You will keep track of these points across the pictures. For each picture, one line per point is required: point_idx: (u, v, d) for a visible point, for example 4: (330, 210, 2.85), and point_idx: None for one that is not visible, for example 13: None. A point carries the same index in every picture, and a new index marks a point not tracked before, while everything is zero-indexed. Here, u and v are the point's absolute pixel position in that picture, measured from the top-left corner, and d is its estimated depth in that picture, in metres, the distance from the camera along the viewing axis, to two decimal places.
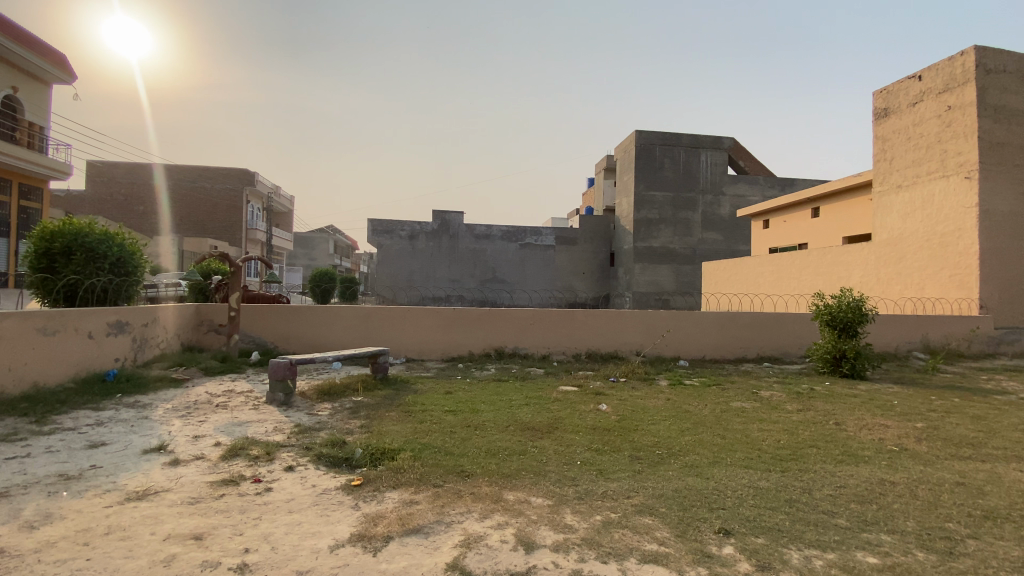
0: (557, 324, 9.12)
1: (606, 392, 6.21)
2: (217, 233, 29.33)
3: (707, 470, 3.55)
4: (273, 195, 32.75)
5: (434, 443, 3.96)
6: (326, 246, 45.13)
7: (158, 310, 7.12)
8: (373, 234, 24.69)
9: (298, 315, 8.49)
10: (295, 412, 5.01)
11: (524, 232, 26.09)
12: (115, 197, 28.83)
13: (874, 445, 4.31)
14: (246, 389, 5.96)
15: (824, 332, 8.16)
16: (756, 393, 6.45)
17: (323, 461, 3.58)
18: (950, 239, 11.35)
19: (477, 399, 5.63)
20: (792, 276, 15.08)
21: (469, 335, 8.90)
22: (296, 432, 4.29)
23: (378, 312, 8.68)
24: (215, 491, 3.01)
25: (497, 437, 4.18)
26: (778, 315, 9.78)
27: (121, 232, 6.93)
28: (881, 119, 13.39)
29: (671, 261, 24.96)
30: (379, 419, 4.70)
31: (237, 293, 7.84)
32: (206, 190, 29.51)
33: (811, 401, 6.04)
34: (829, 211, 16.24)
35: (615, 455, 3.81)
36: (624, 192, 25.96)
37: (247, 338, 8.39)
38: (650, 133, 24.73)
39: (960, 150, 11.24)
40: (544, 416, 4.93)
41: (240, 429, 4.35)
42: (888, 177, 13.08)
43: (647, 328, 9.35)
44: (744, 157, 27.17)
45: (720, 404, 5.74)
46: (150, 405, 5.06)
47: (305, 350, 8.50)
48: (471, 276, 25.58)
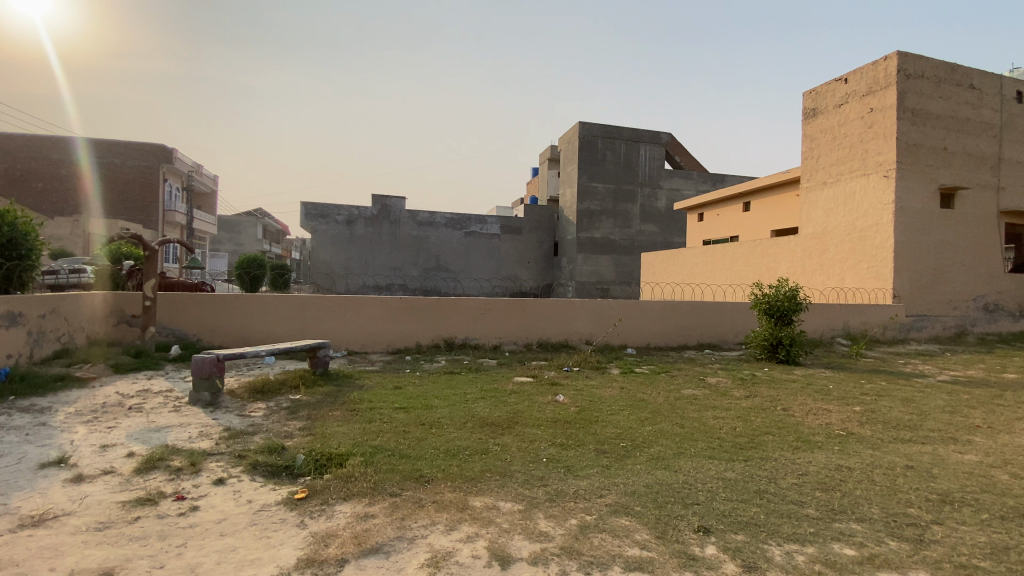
0: (507, 314, 8.92)
1: (562, 382, 6.08)
2: (129, 214, 26.64)
3: (673, 462, 3.46)
4: (194, 175, 30.20)
5: (385, 444, 3.63)
6: (254, 230, 42.41)
7: (58, 299, 6.19)
8: (308, 219, 23.34)
9: (224, 305, 7.73)
10: (223, 414, 4.48)
11: (467, 220, 25.65)
12: (4, 170, 25.44)
13: (824, 430, 4.42)
14: (166, 388, 5.30)
15: (762, 320, 8.48)
16: (704, 380, 6.56)
17: (260, 471, 3.16)
18: (869, 233, 12.21)
19: (428, 394, 5.31)
20: (727, 267, 15.74)
21: (416, 325, 8.51)
22: (226, 437, 3.80)
23: (316, 302, 8.08)
24: (129, 513, 2.54)
25: (455, 435, 3.91)
26: (718, 304, 10.10)
27: (10, 208, 5.90)
28: (810, 119, 14.13)
29: (612, 252, 25.48)
30: (322, 419, 4.29)
31: (153, 280, 7.00)
32: (115, 166, 26.67)
33: (756, 387, 6.21)
34: (760, 205, 17.06)
35: (580, 450, 3.65)
36: (568, 182, 26.11)
37: (165, 330, 7.54)
38: (594, 124, 24.97)
39: (880, 150, 12.07)
40: (501, 410, 4.70)
41: (159, 436, 3.80)
42: (814, 173, 13.87)
43: (597, 317, 9.35)
44: (680, 152, 28.15)
45: (674, 392, 5.75)
46: (46, 409, 4.34)
47: (233, 343, 7.77)
48: (414, 264, 24.86)
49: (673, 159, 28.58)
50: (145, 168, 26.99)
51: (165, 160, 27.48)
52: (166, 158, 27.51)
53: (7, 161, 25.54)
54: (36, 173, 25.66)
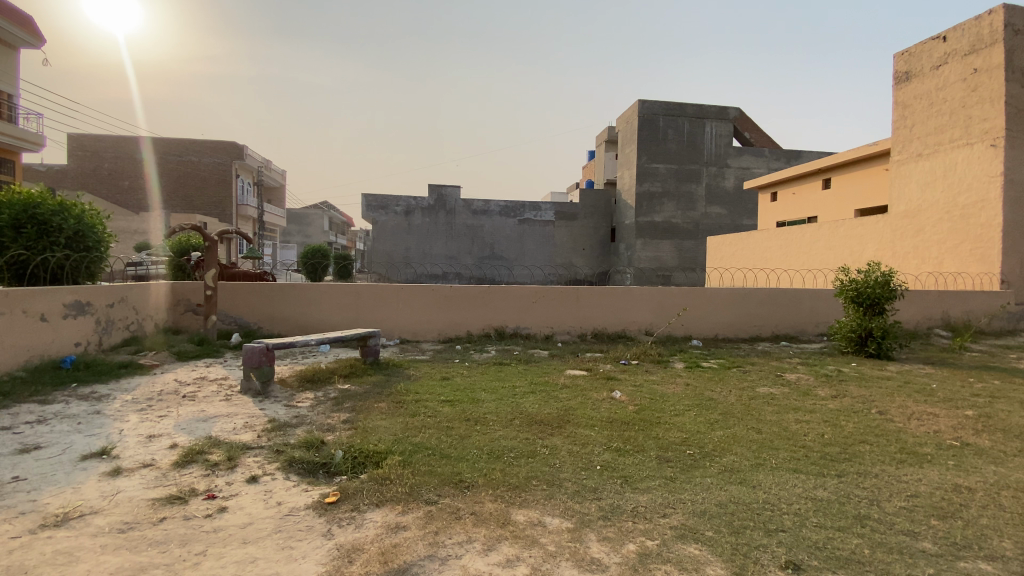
0: (560, 303, 8.53)
1: (619, 377, 5.65)
2: (206, 209, 28.47)
3: (750, 476, 2.99)
4: (263, 170, 31.80)
5: (427, 442, 3.39)
6: (320, 222, 44.27)
7: (126, 289, 6.49)
8: (367, 210, 23.90)
9: (282, 294, 7.88)
10: (270, 404, 4.44)
11: (522, 207, 25.31)
12: (99, 172, 27.81)
13: (932, 440, 3.75)
14: (221, 376, 5.39)
15: (847, 309, 7.61)
16: (781, 376, 5.89)
17: (295, 469, 3.01)
18: (974, 210, 10.71)
19: (476, 386, 5.05)
20: (803, 251, 14.45)
21: (468, 314, 8.31)
22: (268, 429, 3.72)
23: (369, 290, 8.06)
24: (156, 513, 2.45)
25: (502, 433, 3.62)
26: (794, 291, 9.20)
27: (78, 203, 6.24)
28: (901, 83, 12.54)
29: (673, 237, 24.31)
30: (366, 412, 4.12)
31: (214, 270, 7.20)
32: (194, 164, 28.49)
33: (843, 385, 5.50)
34: (842, 182, 15.53)
35: (639, 457, 3.26)
36: (626, 165, 25.09)
37: (228, 318, 7.78)
38: (652, 103, 23.74)
39: (986, 116, 10.50)
40: (552, 407, 4.37)
41: (204, 427, 3.77)
42: (907, 145, 12.33)
43: (658, 306, 8.77)
44: (748, 128, 26.30)
45: (745, 390, 5.18)
46: (107, 397, 4.49)
47: (291, 331, 7.90)
48: (469, 253, 24.92)
49: (742, 136, 26.73)
50: (220, 165, 28.65)
51: (236, 157, 29.04)
52: (238, 155, 29.03)
53: (102, 163, 27.91)
54: (126, 173, 27.90)
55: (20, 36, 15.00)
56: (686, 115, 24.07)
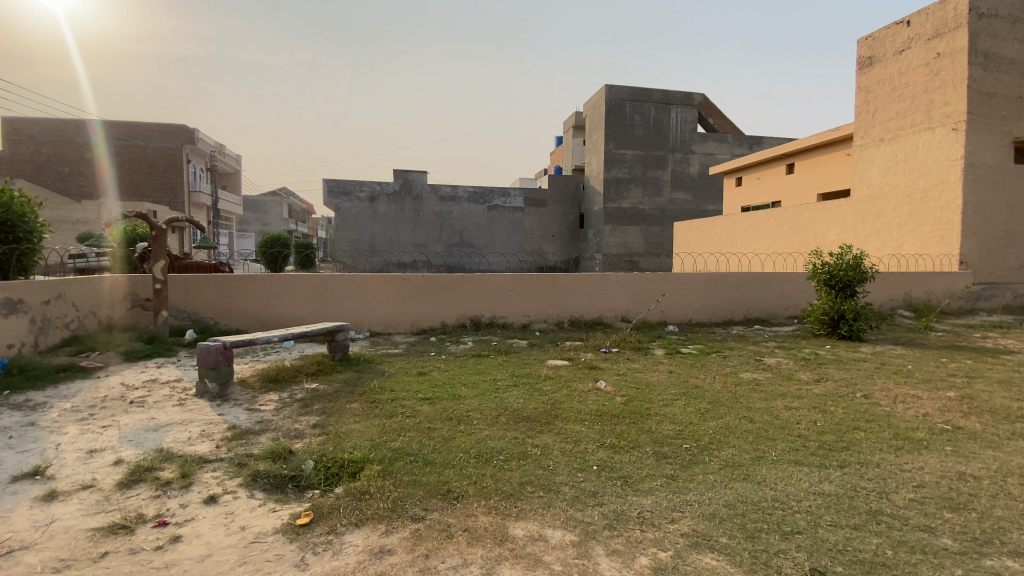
0: (536, 290, 8.31)
1: (601, 366, 5.49)
2: (156, 197, 26.82)
3: (754, 471, 2.84)
4: (217, 156, 30.20)
5: (408, 447, 3.11)
6: (280, 210, 42.59)
7: (64, 284, 5.87)
8: (330, 197, 23.01)
9: (240, 287, 7.36)
10: (230, 409, 4.04)
11: (490, 193, 24.90)
12: (34, 156, 25.77)
13: (922, 423, 3.74)
14: (174, 377, 4.92)
15: (820, 292, 7.68)
16: (762, 361, 5.85)
17: (260, 484, 2.68)
18: (932, 193, 11.04)
19: (455, 381, 4.79)
20: (769, 235, 14.68)
21: (441, 304, 8.00)
22: (228, 437, 3.35)
23: (335, 281, 7.63)
24: (97, 546, 2.09)
25: (487, 433, 3.37)
26: (766, 275, 9.29)
27: (6, 189, 5.59)
28: (865, 69, 12.78)
29: (641, 222, 24.45)
30: (338, 415, 3.80)
31: (163, 262, 6.62)
32: (140, 148, 26.73)
33: (824, 369, 5.50)
34: (805, 166, 15.85)
35: (636, 453, 3.07)
36: (595, 150, 25.00)
37: (180, 313, 7.21)
38: (621, 87, 23.65)
39: (947, 100, 10.79)
40: (537, 401, 4.14)
41: (155, 438, 3.37)
42: (869, 129, 12.61)
43: (634, 292, 8.68)
44: (713, 114, 26.60)
45: (730, 376, 5.10)
46: (42, 406, 3.99)
47: (252, 326, 7.41)
48: (437, 241, 24.41)
49: (707, 122, 27.04)
50: (169, 150, 26.98)
51: (187, 141, 27.40)
52: (189, 139, 27.40)
53: (37, 147, 25.84)
54: (64, 158, 25.95)
55: None
56: (653, 100, 24.11)
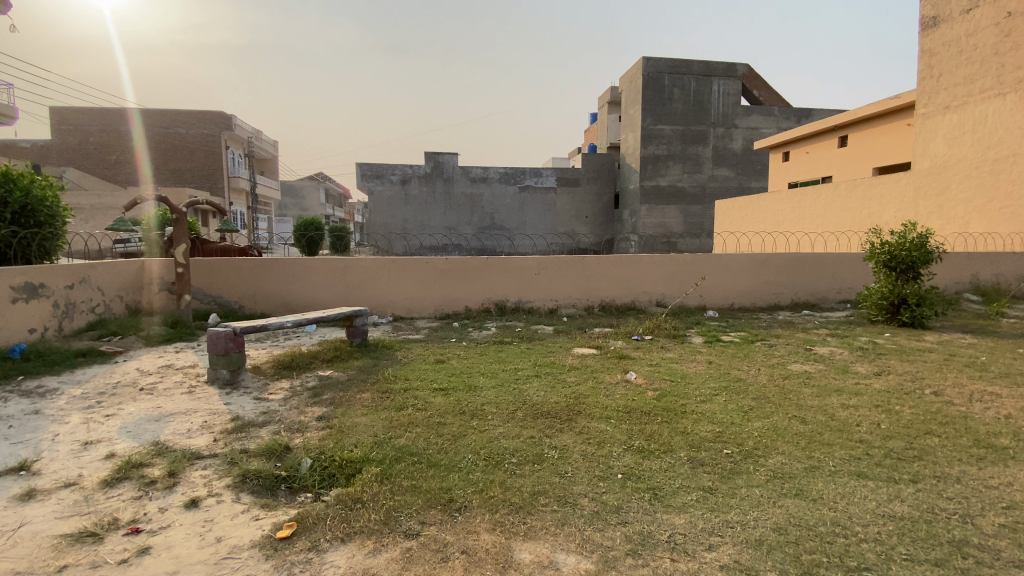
0: (565, 273, 7.92)
1: (632, 355, 5.08)
2: (197, 183, 27.58)
3: (808, 486, 2.42)
4: (254, 141, 30.75)
5: (413, 446, 2.83)
6: (316, 194, 43.26)
7: (88, 268, 5.88)
8: (362, 180, 23.03)
9: (263, 270, 7.28)
10: (238, 397, 3.89)
11: (522, 174, 24.36)
12: (85, 146, 26.86)
13: (1005, 426, 3.20)
14: (190, 363, 4.83)
15: (877, 275, 6.98)
16: (813, 351, 5.30)
17: (249, 486, 2.46)
18: (1005, 165, 9.91)
19: (474, 370, 4.50)
20: (818, 213, 13.69)
21: (466, 288, 7.72)
22: (228, 430, 3.18)
23: (358, 264, 7.46)
24: (59, 558, 1.91)
25: (501, 430, 3.06)
26: (815, 255, 8.57)
27: (29, 172, 5.62)
28: (928, 30, 11.53)
29: (679, 202, 23.46)
30: (346, 406, 3.57)
31: (184, 245, 6.58)
32: (181, 136, 27.44)
33: (884, 360, 4.92)
34: (860, 138, 14.65)
35: (668, 459, 2.69)
36: (630, 127, 24.03)
37: (206, 297, 7.21)
38: (658, 60, 22.52)
39: (1021, 63, 9.60)
40: (559, 395, 3.80)
41: (153, 429, 3.22)
42: (933, 96, 11.42)
43: (670, 275, 8.16)
44: (758, 85, 25.07)
45: (776, 368, 4.60)
46: (53, 393, 3.93)
47: (276, 310, 7.34)
48: (469, 223, 24.18)
49: (750, 94, 25.54)
50: (207, 137, 27.58)
51: (225, 127, 27.94)
52: (226, 125, 27.93)
53: (87, 137, 26.90)
54: (111, 147, 26.92)
55: None
56: (692, 73, 22.87)
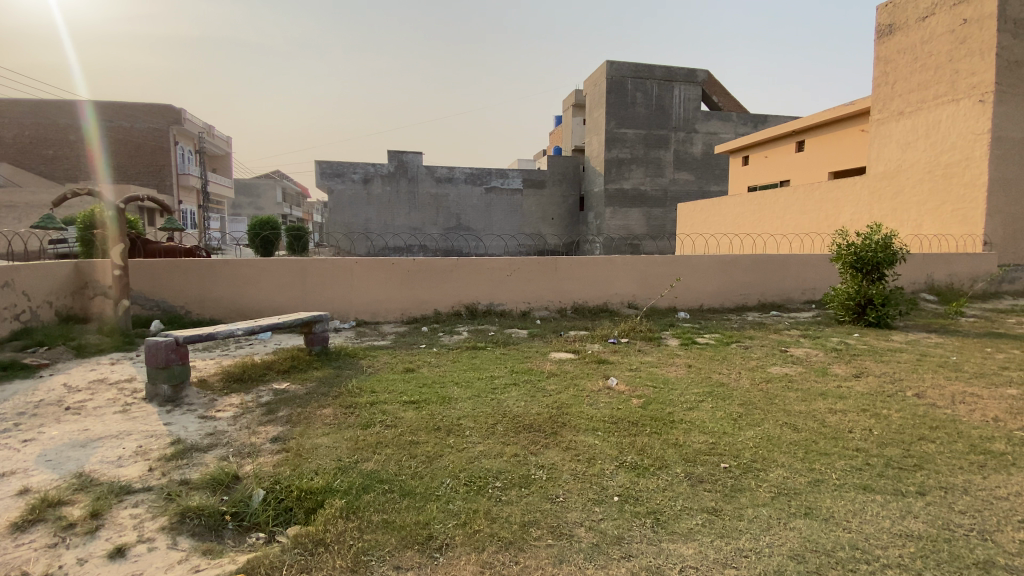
0: (536, 275, 7.70)
1: (611, 359, 4.89)
2: (143, 180, 25.92)
3: (816, 504, 2.25)
4: (206, 137, 29.24)
5: (384, 471, 2.52)
6: (274, 194, 41.67)
7: (12, 270, 5.22)
8: (322, 178, 22.20)
9: (212, 272, 6.73)
10: (181, 416, 3.45)
11: (488, 175, 24.08)
12: (16, 138, 24.81)
13: (996, 430, 3.15)
14: (126, 377, 4.31)
15: (845, 275, 7.07)
16: (789, 352, 5.26)
17: (189, 528, 2.09)
18: (956, 169, 10.35)
19: (447, 379, 4.20)
20: (778, 216, 14.01)
21: (434, 290, 7.38)
22: (167, 457, 2.76)
23: (318, 266, 7.01)
24: None
25: (481, 449, 2.78)
26: (782, 256, 8.68)
27: None
28: (884, 38, 11.96)
29: (643, 204, 23.72)
30: (305, 424, 3.20)
31: (123, 245, 5.98)
32: (126, 130, 25.77)
33: (859, 361, 4.91)
34: (816, 144, 15.12)
35: (665, 477, 2.48)
36: (595, 130, 24.15)
37: (147, 302, 6.60)
38: (622, 63, 22.74)
39: (975, 69, 10.03)
40: (540, 405, 3.54)
41: (79, 457, 2.77)
42: (888, 102, 11.86)
43: (641, 276, 8.07)
44: (717, 91, 25.73)
45: (757, 371, 4.50)
46: None
47: (227, 316, 6.79)
48: (434, 224, 23.67)
49: (710, 100, 26.16)
50: (156, 131, 26.03)
51: (175, 122, 26.44)
52: (176, 119, 26.41)
53: (18, 129, 24.87)
54: (48, 141, 25.02)
55: None
56: (655, 77, 23.20)
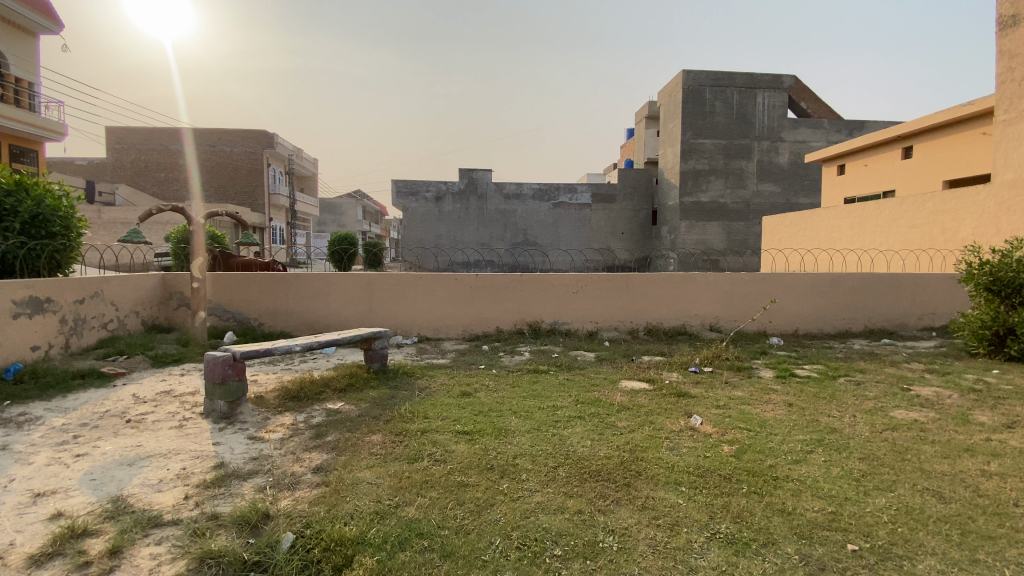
0: (606, 292, 7.19)
1: (693, 393, 4.27)
2: (239, 200, 28.20)
3: None
4: (294, 159, 31.45)
5: (426, 521, 2.17)
6: (354, 211, 43.93)
7: (101, 282, 5.54)
8: (397, 196, 22.97)
9: (283, 285, 6.86)
10: (231, 435, 3.34)
11: (557, 190, 23.81)
12: (137, 163, 27.93)
13: None
14: (191, 390, 4.34)
15: (977, 299, 5.93)
16: (911, 392, 4.38)
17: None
18: None
19: (507, 407, 3.84)
20: (881, 230, 12.47)
21: (497, 308, 7.09)
22: (205, 483, 2.60)
23: (383, 280, 6.95)
24: None
25: (539, 500, 2.37)
26: (891, 276, 7.56)
27: (46, 183, 5.46)
28: (1008, 29, 10.37)
29: (722, 218, 22.31)
30: (350, 454, 2.94)
31: (203, 258, 6.23)
32: (226, 154, 28.20)
33: (1008, 406, 3.95)
34: (928, 149, 13.39)
35: (772, 560, 1.95)
36: (669, 142, 23.18)
37: (224, 313, 6.83)
38: (699, 73, 21.71)
39: None
40: (609, 446, 3.07)
41: (122, 478, 2.69)
42: (1015, 102, 10.18)
43: (724, 295, 7.32)
44: (806, 97, 23.85)
45: (876, 416, 3.72)
46: (32, 423, 3.48)
47: (296, 329, 6.89)
48: (502, 240, 23.66)
49: (798, 107, 24.32)
50: (251, 154, 28.29)
51: (268, 145, 28.61)
52: (268, 143, 28.60)
53: (139, 155, 27.99)
54: (162, 165, 27.96)
55: (37, 21, 14.88)
56: (735, 85, 21.93)
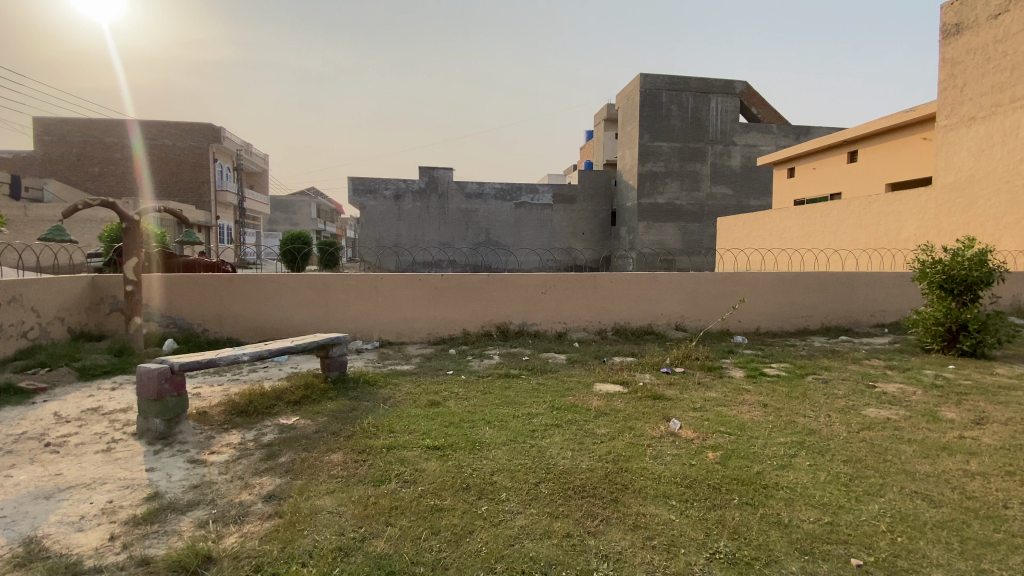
0: (574, 292, 7.06)
1: (668, 396, 4.16)
2: (183, 197, 26.59)
3: None
4: (244, 154, 29.99)
5: (397, 557, 1.92)
6: (308, 209, 42.43)
7: (21, 285, 4.93)
8: (354, 195, 22.22)
9: (230, 288, 6.35)
10: (168, 459, 2.95)
11: (518, 190, 23.69)
12: (67, 157, 25.86)
13: None
14: (123, 406, 3.87)
15: (930, 296, 6.14)
16: (877, 389, 4.44)
17: None
18: None
19: (478, 417, 3.59)
20: (830, 230, 12.97)
21: (463, 310, 6.83)
22: (136, 520, 2.23)
23: (341, 282, 6.55)
24: None
25: (523, 524, 2.15)
26: (846, 275, 7.79)
27: None
28: (951, 38, 10.96)
29: (679, 219, 22.80)
30: (306, 478, 2.62)
31: (137, 260, 5.65)
32: (168, 148, 26.51)
33: (969, 402, 4.04)
34: (872, 153, 14.05)
35: None
36: (628, 143, 23.49)
37: (163, 319, 6.25)
38: (657, 76, 22.10)
39: None
40: (591, 457, 2.88)
41: (33, 516, 2.29)
42: (957, 107, 10.78)
43: (690, 294, 7.33)
44: (756, 103, 24.72)
45: (850, 415, 3.71)
46: None
47: (245, 335, 6.40)
48: (463, 239, 23.31)
49: (749, 112, 25.18)
50: (196, 149, 26.71)
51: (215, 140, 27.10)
52: (215, 137, 27.09)
53: (69, 148, 25.93)
54: (96, 159, 26.01)
55: None
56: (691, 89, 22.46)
